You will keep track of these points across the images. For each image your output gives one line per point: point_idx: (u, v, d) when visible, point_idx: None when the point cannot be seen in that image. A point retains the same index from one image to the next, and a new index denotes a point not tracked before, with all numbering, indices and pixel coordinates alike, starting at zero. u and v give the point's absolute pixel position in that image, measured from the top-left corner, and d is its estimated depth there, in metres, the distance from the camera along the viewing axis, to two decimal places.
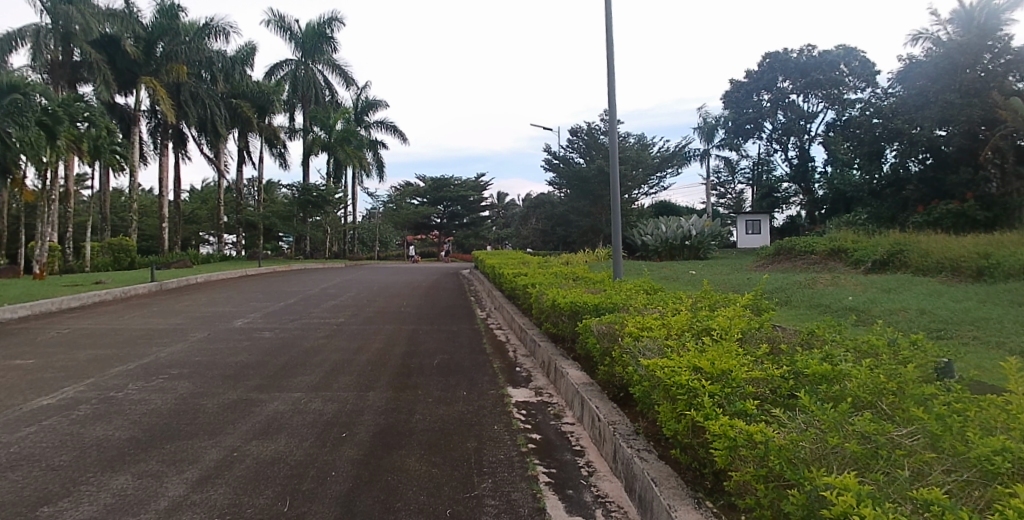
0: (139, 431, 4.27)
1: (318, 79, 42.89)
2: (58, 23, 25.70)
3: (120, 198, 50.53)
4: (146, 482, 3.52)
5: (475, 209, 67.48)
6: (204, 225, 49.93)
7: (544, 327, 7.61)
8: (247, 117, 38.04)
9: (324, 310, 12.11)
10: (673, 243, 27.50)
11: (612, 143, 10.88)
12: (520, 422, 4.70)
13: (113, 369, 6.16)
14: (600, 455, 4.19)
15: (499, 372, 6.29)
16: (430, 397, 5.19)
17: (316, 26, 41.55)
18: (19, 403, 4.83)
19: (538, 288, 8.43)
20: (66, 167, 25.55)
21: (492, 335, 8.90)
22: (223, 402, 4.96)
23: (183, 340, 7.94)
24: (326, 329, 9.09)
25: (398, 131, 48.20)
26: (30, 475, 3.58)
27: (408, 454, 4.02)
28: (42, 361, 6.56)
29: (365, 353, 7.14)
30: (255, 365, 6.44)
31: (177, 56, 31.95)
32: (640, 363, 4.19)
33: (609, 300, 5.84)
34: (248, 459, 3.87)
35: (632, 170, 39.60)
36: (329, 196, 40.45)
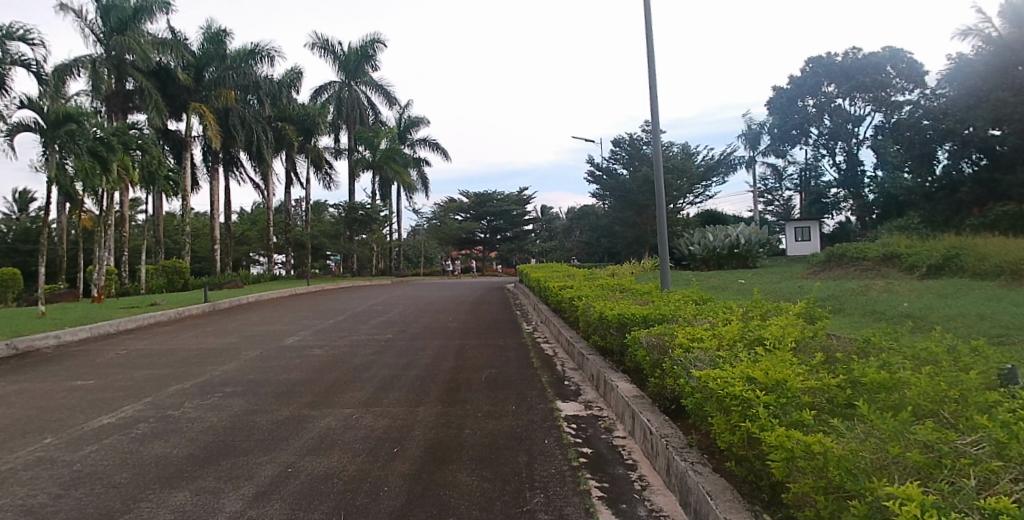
0: (196, 449, 4.33)
1: (362, 99, 43.76)
2: (111, 52, 26.98)
3: (175, 221, 52.11)
4: (204, 499, 3.58)
5: (520, 223, 66.76)
6: (254, 246, 50.96)
7: (592, 339, 7.58)
8: (291, 140, 38.87)
9: (371, 327, 12.22)
10: (720, 252, 27.23)
11: (655, 151, 10.74)
12: (571, 436, 4.66)
13: (171, 388, 6.30)
14: (653, 468, 4.13)
15: (547, 386, 6.26)
16: (479, 413, 5.19)
17: (359, 47, 42.38)
18: (81, 423, 4.96)
19: (585, 301, 8.42)
20: (121, 194, 26.37)
21: (540, 348, 8.89)
22: (276, 418, 5.03)
23: (236, 359, 8.07)
24: (375, 346, 9.16)
25: (441, 149, 48.73)
26: (94, 492, 3.67)
27: (459, 469, 4.01)
28: (103, 381, 6.74)
29: (414, 369, 7.16)
30: (307, 382, 6.51)
31: (225, 81, 32.81)
32: (691, 375, 4.13)
33: (658, 311, 5.77)
34: (302, 474, 3.90)
35: (678, 179, 39.19)
36: (375, 214, 41.42)
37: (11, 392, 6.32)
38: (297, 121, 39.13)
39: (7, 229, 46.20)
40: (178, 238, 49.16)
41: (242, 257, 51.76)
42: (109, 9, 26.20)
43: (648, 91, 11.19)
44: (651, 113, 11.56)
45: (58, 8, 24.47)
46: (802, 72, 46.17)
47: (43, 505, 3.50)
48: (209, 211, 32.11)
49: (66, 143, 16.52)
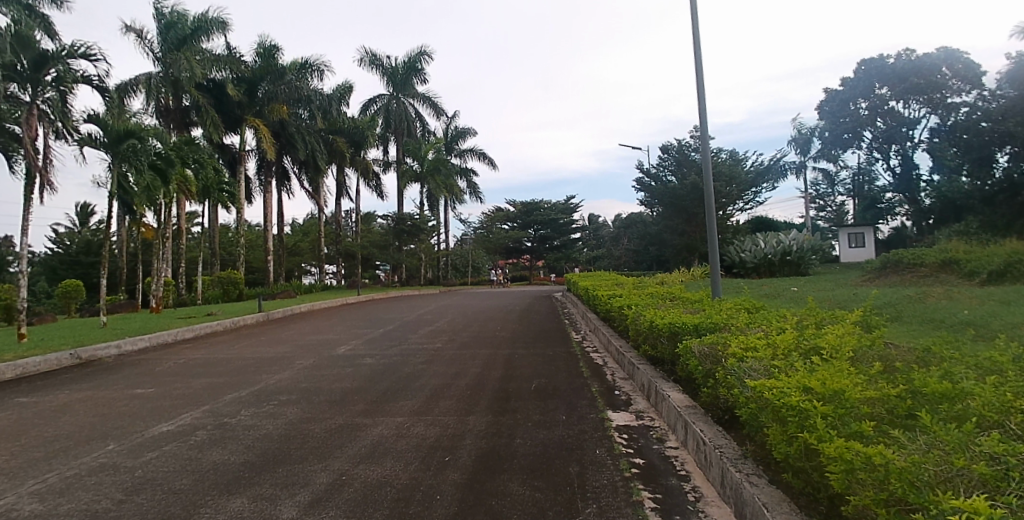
0: (252, 456, 4.41)
1: (410, 112, 44.42)
2: (167, 71, 27.78)
3: (230, 232, 53.52)
4: (262, 505, 3.64)
5: (566, 231, 67.39)
6: (306, 257, 52.12)
7: (642, 349, 7.53)
8: (342, 152, 39.30)
9: (420, 336, 12.33)
10: (772, 259, 26.89)
11: (703, 157, 10.61)
12: (622, 446, 4.61)
13: (229, 396, 6.46)
14: (706, 480, 4.07)
15: (598, 395, 6.24)
16: (530, 422, 5.18)
17: (407, 61, 43.14)
18: (143, 430, 5.10)
19: (635, 310, 8.38)
20: (179, 206, 27.12)
21: (589, 358, 8.86)
22: (329, 427, 5.09)
23: (289, 368, 8.21)
24: (424, 355, 9.26)
25: (488, 158, 49.13)
26: (155, 498, 3.76)
27: (510, 478, 3.99)
28: (163, 389, 6.93)
29: (462, 378, 7.20)
30: (359, 390, 6.60)
31: (277, 96, 33.50)
32: (743, 384, 4.06)
33: (710, 320, 5.69)
34: (356, 482, 3.94)
35: (727, 186, 38.65)
36: (423, 224, 42.05)
37: (78, 399, 6.55)
38: (347, 134, 39.92)
39: (70, 241, 47.92)
40: (233, 249, 50.43)
41: (294, 268, 52.85)
42: (170, 25, 27.29)
43: (699, 98, 11.12)
44: (700, 119, 11.38)
45: (122, 29, 25.47)
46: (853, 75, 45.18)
47: (108, 510, 3.60)
48: (263, 223, 32.70)
49: (128, 158, 16.91)
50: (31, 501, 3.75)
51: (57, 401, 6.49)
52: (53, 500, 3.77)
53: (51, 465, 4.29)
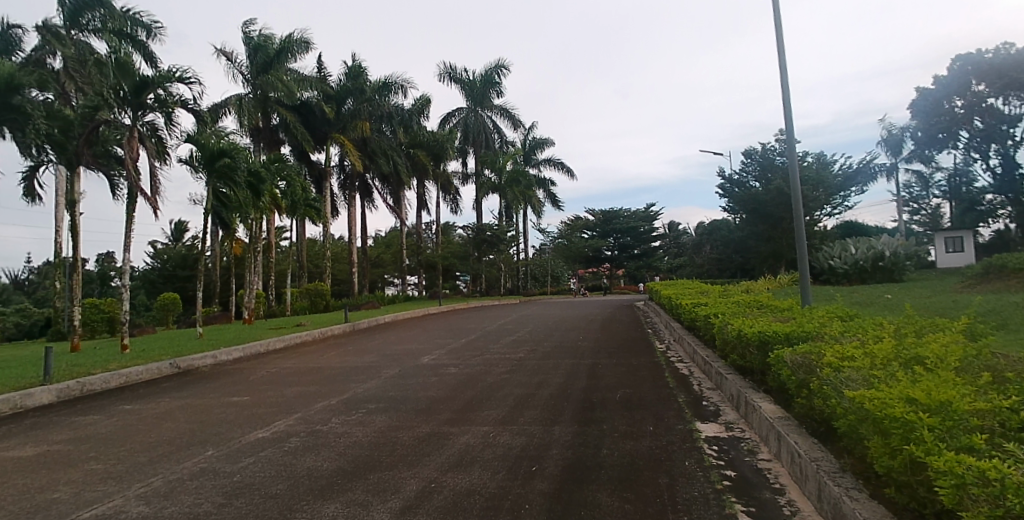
0: (344, 464, 4.49)
1: (488, 124, 45.62)
2: (257, 92, 29.27)
3: (318, 244, 55.62)
4: (355, 511, 3.70)
5: (646, 240, 68.29)
6: (388, 268, 54.06)
7: (730, 359, 7.38)
8: (424, 165, 40.34)
9: (502, 346, 12.40)
10: (864, 265, 26.43)
11: (790, 164, 10.44)
12: (713, 458, 4.48)
13: (319, 403, 6.66)
14: (803, 495, 3.88)
15: (685, 406, 6.13)
16: (616, 433, 5.13)
17: (485, 74, 44.30)
18: (240, 436, 5.29)
19: (721, 318, 8.26)
20: (268, 221, 27.97)
21: (674, 367, 8.74)
22: (418, 435, 5.17)
23: (376, 377, 8.39)
24: (507, 365, 9.33)
25: (565, 168, 49.73)
26: (253, 502, 3.88)
27: (599, 489, 3.92)
28: (258, 397, 7.19)
29: (547, 388, 7.20)
30: (444, 399, 6.68)
31: (360, 113, 34.15)
32: (840, 394, 3.88)
33: (802, 329, 5.55)
34: (445, 490, 3.96)
35: (814, 190, 37.80)
36: (502, 234, 43.24)
37: (178, 406, 6.87)
38: (427, 147, 40.69)
39: (167, 257, 50.10)
40: (320, 262, 52.57)
41: (377, 279, 54.74)
42: (257, 48, 28.67)
43: (784, 105, 11.07)
44: (785, 126, 11.27)
45: (215, 54, 26.92)
46: (947, 72, 43.27)
47: (209, 512, 3.74)
48: (348, 236, 33.60)
49: (225, 176, 17.53)
50: (138, 504, 3.92)
51: (162, 407, 6.85)
52: (160, 501, 3.95)
53: (156, 469, 4.49)
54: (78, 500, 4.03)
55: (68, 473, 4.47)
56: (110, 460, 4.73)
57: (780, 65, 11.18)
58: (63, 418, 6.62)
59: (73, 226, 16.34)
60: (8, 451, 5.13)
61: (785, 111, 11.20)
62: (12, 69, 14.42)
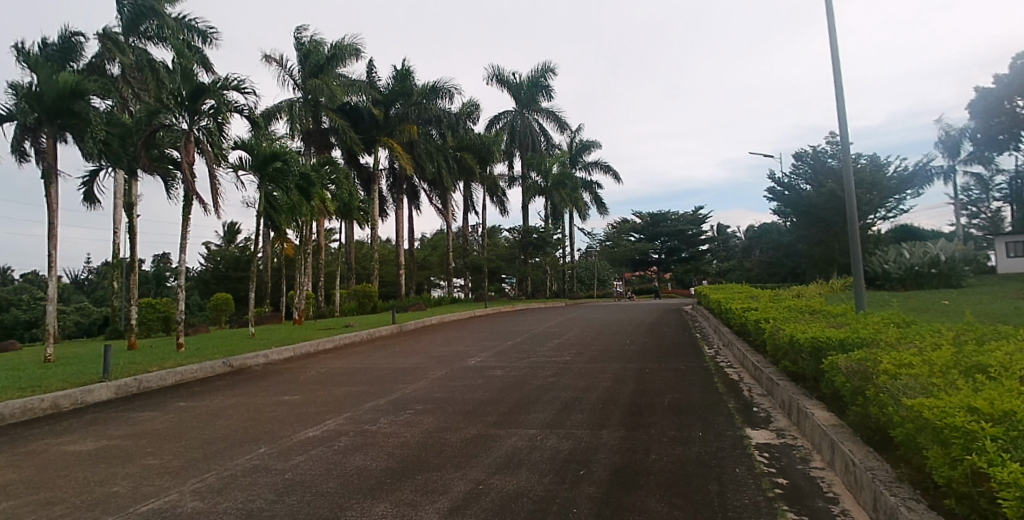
0: (393, 463, 4.55)
1: (534, 127, 45.83)
2: (308, 96, 29.98)
3: (365, 247, 56.87)
4: (404, 510, 3.74)
5: (694, 243, 71.34)
6: (435, 271, 55.39)
7: (781, 364, 7.30)
8: (472, 168, 40.76)
9: (548, 348, 12.46)
10: (919, 270, 26.06)
11: (845, 168, 10.80)
12: (764, 465, 4.41)
13: (367, 403, 6.77)
14: (858, 504, 3.77)
15: (735, 411, 6.08)
16: (664, 438, 5.11)
17: (534, 78, 44.46)
18: (291, 434, 5.38)
19: (773, 324, 8.19)
20: (319, 223, 28.72)
21: (723, 372, 8.68)
22: (465, 436, 5.21)
23: (423, 378, 8.50)
24: (553, 367, 9.37)
25: (612, 171, 50.09)
26: (304, 499, 3.95)
27: (647, 494, 3.90)
28: (308, 396, 7.35)
29: (594, 391, 7.21)
30: (490, 401, 6.73)
31: (409, 117, 34.92)
32: (898, 400, 3.78)
33: (856, 334, 5.47)
34: (493, 493, 3.98)
35: (868, 193, 37.48)
36: (548, 237, 43.04)
37: (232, 404, 7.06)
38: (475, 150, 40.99)
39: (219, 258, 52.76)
40: (368, 264, 53.89)
41: (424, 281, 56.02)
42: (307, 55, 29.59)
43: (838, 109, 11.21)
44: (840, 132, 11.36)
45: (266, 59, 27.64)
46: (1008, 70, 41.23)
47: (260, 509, 3.81)
48: (396, 239, 34.08)
49: (276, 180, 18.08)
50: (193, 499, 4.02)
51: (215, 405, 7.03)
52: (214, 497, 4.04)
53: (209, 465, 4.60)
54: (136, 494, 4.13)
55: (126, 468, 4.62)
56: (167, 456, 4.87)
57: (834, 74, 11.45)
58: (121, 414, 6.87)
59: (132, 228, 16.82)
60: (72, 445, 5.35)
61: (840, 116, 11.33)
62: (76, 76, 14.43)
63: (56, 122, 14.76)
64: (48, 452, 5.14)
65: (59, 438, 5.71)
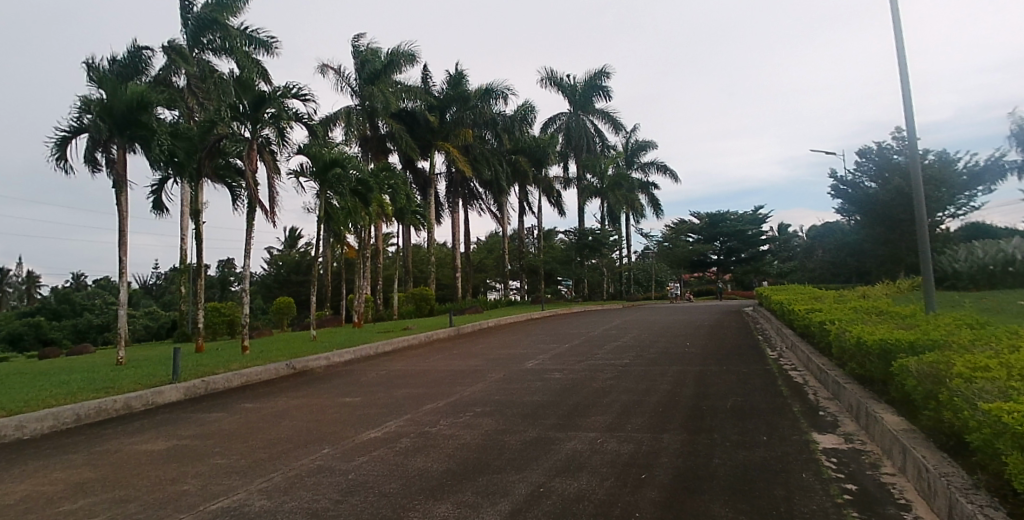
0: (453, 465, 4.61)
1: (589, 128, 46.82)
2: (365, 104, 31.02)
3: (421, 251, 58.48)
4: (466, 511, 3.76)
5: (754, 243, 71.59)
6: (491, 273, 57.18)
7: (848, 368, 7.17)
8: (525, 171, 42.29)
9: (604, 351, 12.55)
10: (991, 268, 25.16)
11: (912, 166, 10.56)
12: (832, 471, 4.33)
13: (427, 407, 6.91)
14: (931, 511, 3.65)
15: (801, 416, 6.01)
16: (727, 442, 5.07)
17: (589, 80, 45.61)
18: (352, 436, 5.50)
19: (838, 326, 8.07)
20: (377, 228, 29.50)
21: (787, 376, 8.57)
22: (524, 439, 5.26)
23: (482, 382, 8.63)
24: (612, 371, 9.42)
25: (669, 171, 52.35)
26: (368, 499, 4.02)
27: (710, 499, 3.85)
28: (369, 399, 7.56)
29: (654, 395, 7.24)
30: (549, 405, 6.80)
31: (463, 121, 36.48)
32: (972, 401, 3.65)
33: (928, 337, 5.33)
34: (553, 495, 3.98)
35: (937, 190, 36.63)
36: (604, 238, 43.88)
37: (297, 405, 7.32)
38: (529, 153, 42.86)
39: (280, 263, 58.10)
40: (425, 267, 55.39)
41: (479, 283, 57.89)
42: (364, 63, 30.35)
43: (905, 107, 10.93)
44: (907, 129, 11.07)
45: (322, 69, 28.95)
46: None
47: (326, 508, 3.89)
48: (452, 242, 34.94)
49: (334, 186, 18.53)
50: (260, 497, 4.13)
51: (281, 406, 7.29)
52: (281, 496, 4.15)
53: (276, 466, 4.73)
54: (205, 493, 4.27)
55: (194, 467, 4.80)
56: (234, 456, 5.04)
57: (900, 69, 11.20)
58: (191, 415, 7.20)
59: (197, 233, 17.38)
60: (146, 445, 5.64)
61: (906, 113, 11.06)
62: (143, 88, 15.27)
63: (125, 133, 15.56)
64: (125, 451, 5.43)
65: (135, 437, 6.03)
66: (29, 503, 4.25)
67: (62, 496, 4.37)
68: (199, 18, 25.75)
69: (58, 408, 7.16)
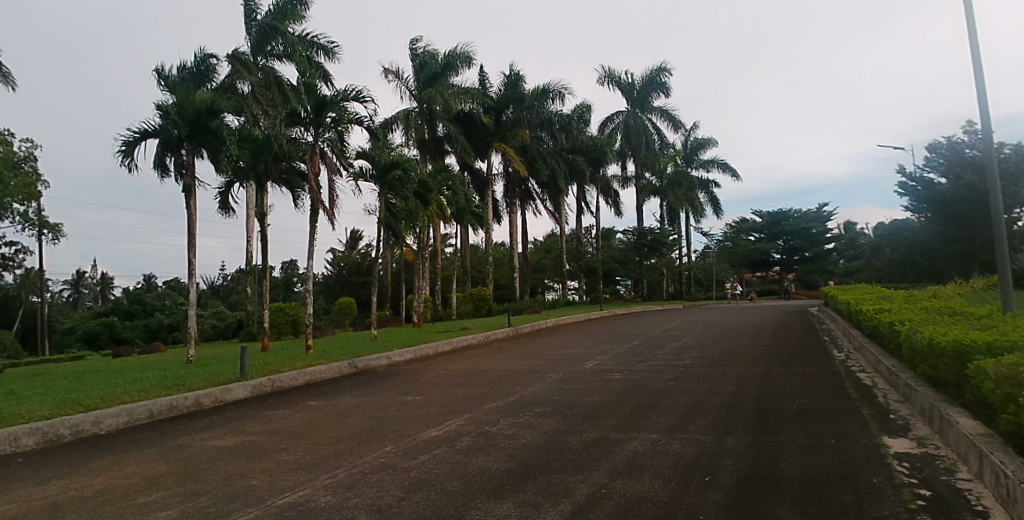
0: (514, 464, 4.66)
1: (648, 126, 46.93)
2: (423, 106, 31.68)
3: (478, 251, 59.49)
4: (527, 511, 3.77)
5: (819, 241, 70.30)
6: (549, 273, 57.78)
7: (920, 370, 6.98)
8: (582, 171, 43.49)
9: (664, 352, 12.56)
10: None
11: (987, 161, 10.17)
12: (904, 476, 4.22)
13: (488, 406, 7.01)
14: (1009, 517, 3.51)
15: (870, 419, 5.89)
16: (794, 445, 5.00)
17: (648, 78, 45.99)
18: (414, 435, 5.61)
19: (909, 327, 7.89)
20: (435, 229, 30.19)
21: (855, 377, 8.41)
22: (586, 440, 5.28)
23: (542, 383, 8.72)
24: (673, 372, 9.42)
25: (730, 169, 52.03)
26: (431, 497, 4.07)
27: (776, 502, 3.79)
28: (431, 398, 7.70)
29: (716, 396, 7.22)
30: (609, 406, 6.81)
31: (521, 122, 36.70)
32: None
33: (1007, 339, 5.15)
34: (615, 496, 3.97)
35: (1015, 185, 35.55)
36: (664, 237, 43.77)
37: (361, 404, 7.53)
38: (586, 152, 43.79)
39: (343, 265, 60.54)
40: (483, 268, 56.35)
41: (537, 283, 58.71)
42: (423, 64, 31.46)
43: (979, 99, 10.53)
44: (982, 122, 10.64)
45: (384, 73, 29.84)
46: None
47: (391, 505, 3.97)
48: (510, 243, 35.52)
49: (396, 188, 18.99)
50: (325, 493, 4.22)
51: (345, 404, 7.53)
52: (346, 492, 4.24)
53: (341, 463, 4.86)
54: (274, 488, 4.39)
55: (263, 463, 4.97)
56: (300, 452, 5.20)
57: (974, 60, 10.78)
58: (258, 412, 7.48)
59: (263, 237, 17.85)
60: (215, 441, 5.87)
61: (979, 106, 10.64)
62: (211, 96, 15.71)
63: (193, 140, 16.03)
64: (197, 447, 5.67)
65: (206, 433, 6.29)
66: (109, 494, 4.47)
67: (141, 487, 4.58)
68: (262, 26, 27.09)
69: (133, 405, 7.48)
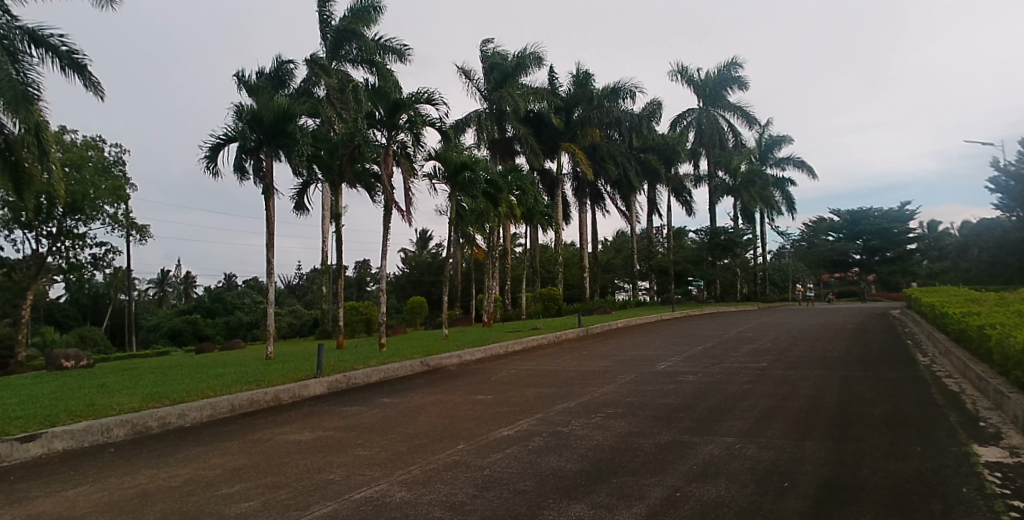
0: (587, 465, 4.69)
1: (722, 123, 46.02)
2: (492, 107, 32.15)
3: (547, 251, 59.90)
4: (601, 512, 3.79)
5: (901, 241, 67.86)
6: (618, 273, 57.62)
7: (1014, 376, 6.69)
8: (655, 170, 43.55)
9: (737, 353, 12.40)
10: None
11: None
12: (996, 486, 4.05)
13: (561, 407, 7.06)
14: None
15: (959, 426, 5.67)
16: (877, 451, 4.87)
17: (719, 73, 45.21)
18: (487, 433, 5.69)
19: (1001, 332, 7.55)
20: (504, 229, 30.54)
21: (943, 384, 8.09)
22: (659, 442, 5.26)
23: (614, 384, 8.72)
24: (750, 374, 9.29)
25: (807, 167, 50.65)
26: (503, 496, 4.13)
27: (857, 509, 3.70)
28: (503, 398, 7.79)
29: (795, 400, 7.08)
30: (684, 408, 6.77)
31: (591, 120, 36.79)
32: None
33: None
34: (690, 500, 3.93)
35: None
36: (737, 237, 44.09)
37: (434, 402, 7.68)
38: (657, 150, 44.01)
39: (414, 264, 62.39)
40: (551, 268, 56.76)
41: (607, 284, 58.56)
42: (494, 66, 31.82)
43: None
44: None
45: (458, 73, 30.39)
46: None
47: (465, 502, 4.04)
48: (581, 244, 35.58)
49: (466, 187, 19.39)
50: (401, 489, 4.32)
51: (417, 403, 7.67)
52: (421, 488, 4.33)
53: (416, 460, 4.98)
54: (350, 482, 4.53)
55: (340, 457, 5.14)
56: (376, 448, 5.36)
57: None
58: (333, 408, 7.74)
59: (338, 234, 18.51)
60: (294, 435, 6.10)
61: None
62: (288, 101, 16.30)
63: (272, 143, 16.67)
64: (278, 440, 5.92)
65: (285, 427, 6.56)
66: (198, 483, 4.69)
67: (228, 478, 4.81)
68: (337, 31, 28.14)
69: (216, 399, 7.83)
